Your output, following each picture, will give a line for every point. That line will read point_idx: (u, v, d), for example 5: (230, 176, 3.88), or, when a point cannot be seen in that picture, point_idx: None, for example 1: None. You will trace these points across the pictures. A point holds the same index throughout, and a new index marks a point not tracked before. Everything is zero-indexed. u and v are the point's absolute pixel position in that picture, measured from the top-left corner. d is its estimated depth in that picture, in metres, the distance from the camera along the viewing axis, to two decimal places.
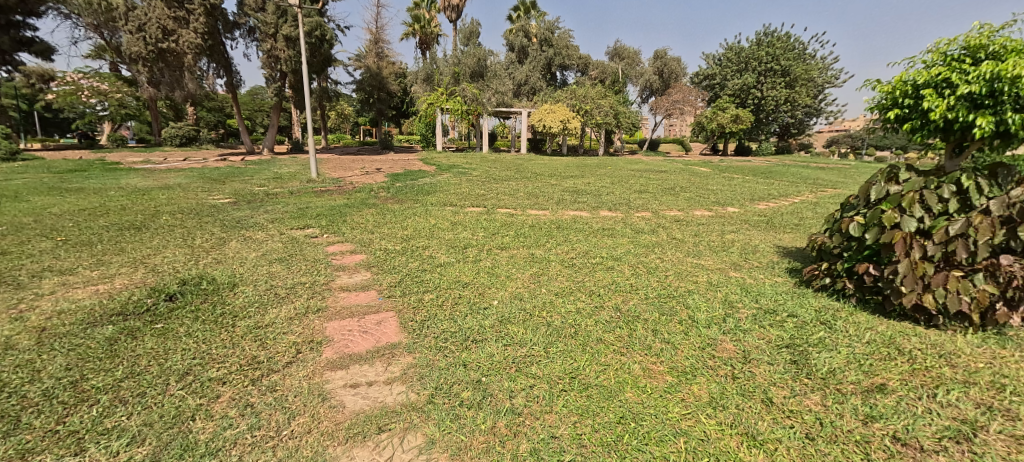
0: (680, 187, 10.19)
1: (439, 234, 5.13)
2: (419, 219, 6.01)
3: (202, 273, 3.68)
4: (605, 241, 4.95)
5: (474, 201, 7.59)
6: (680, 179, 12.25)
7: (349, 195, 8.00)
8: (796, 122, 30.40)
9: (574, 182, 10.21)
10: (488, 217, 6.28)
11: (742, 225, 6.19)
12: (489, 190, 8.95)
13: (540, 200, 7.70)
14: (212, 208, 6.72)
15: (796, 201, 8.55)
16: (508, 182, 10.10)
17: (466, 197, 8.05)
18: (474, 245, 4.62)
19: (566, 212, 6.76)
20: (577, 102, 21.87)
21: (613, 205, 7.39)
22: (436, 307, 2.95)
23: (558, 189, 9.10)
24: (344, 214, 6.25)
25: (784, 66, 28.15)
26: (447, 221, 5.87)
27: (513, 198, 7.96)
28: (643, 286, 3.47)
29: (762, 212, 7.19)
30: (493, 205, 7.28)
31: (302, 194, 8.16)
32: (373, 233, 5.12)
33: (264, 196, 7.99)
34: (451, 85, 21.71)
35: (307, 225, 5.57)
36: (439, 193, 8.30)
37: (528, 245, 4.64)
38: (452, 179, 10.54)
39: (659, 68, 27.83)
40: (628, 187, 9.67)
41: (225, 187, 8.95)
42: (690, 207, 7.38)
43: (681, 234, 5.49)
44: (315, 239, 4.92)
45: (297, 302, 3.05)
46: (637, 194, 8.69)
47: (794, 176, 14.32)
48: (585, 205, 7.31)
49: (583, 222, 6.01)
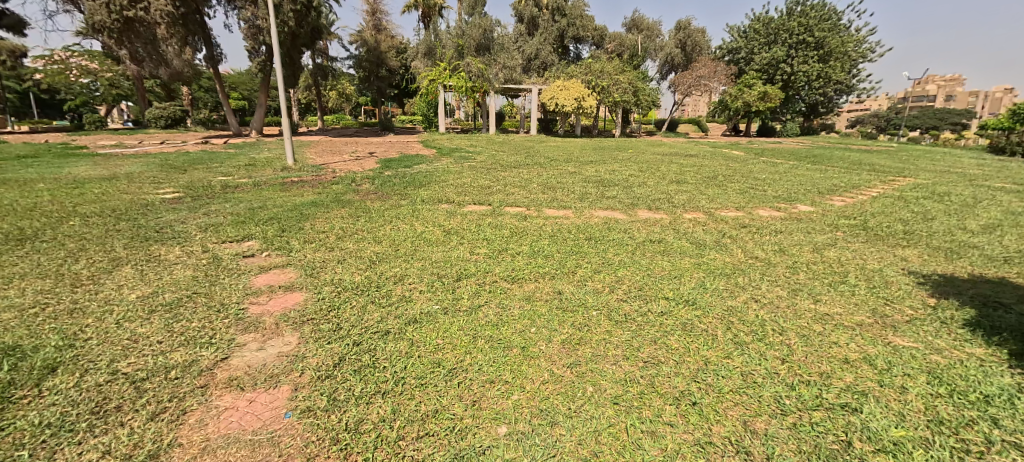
0: (722, 176, 8.58)
1: (425, 252, 3.64)
2: (402, 224, 4.52)
3: (19, 342, 2.23)
4: (664, 265, 3.43)
5: (475, 196, 6.10)
6: (716, 164, 10.62)
7: (324, 187, 6.53)
8: (828, 100, 28.15)
9: (596, 169, 8.67)
10: (494, 220, 4.77)
11: (834, 232, 4.59)
12: (494, 179, 7.47)
13: (560, 195, 6.17)
14: (144, 207, 5.32)
15: (875, 195, 6.91)
16: (517, 169, 8.57)
17: (465, 189, 6.56)
18: (473, 275, 3.12)
19: (596, 212, 5.23)
20: (593, 78, 19.94)
21: (651, 201, 5.85)
22: (389, 453, 1.50)
23: (577, 178, 7.55)
24: (304, 216, 4.79)
25: (818, 38, 25.75)
26: (439, 229, 4.36)
27: (523, 191, 6.45)
28: (764, 375, 1.97)
29: (846, 212, 5.57)
30: (499, 201, 5.79)
31: (268, 186, 6.70)
32: (333, 250, 3.66)
33: (221, 189, 6.54)
34: (454, 60, 19.88)
35: (249, 235, 4.13)
36: (431, 185, 6.80)
37: (554, 274, 3.16)
38: (451, 166, 9.02)
39: (682, 41, 25.79)
40: (662, 176, 8.08)
41: (182, 177, 7.56)
42: (753, 205, 5.79)
43: (763, 249, 3.93)
44: (248, 261, 3.47)
45: (123, 433, 1.60)
46: (676, 185, 7.15)
47: (844, 161, 12.57)
48: (616, 202, 5.77)
49: (622, 229, 4.49)
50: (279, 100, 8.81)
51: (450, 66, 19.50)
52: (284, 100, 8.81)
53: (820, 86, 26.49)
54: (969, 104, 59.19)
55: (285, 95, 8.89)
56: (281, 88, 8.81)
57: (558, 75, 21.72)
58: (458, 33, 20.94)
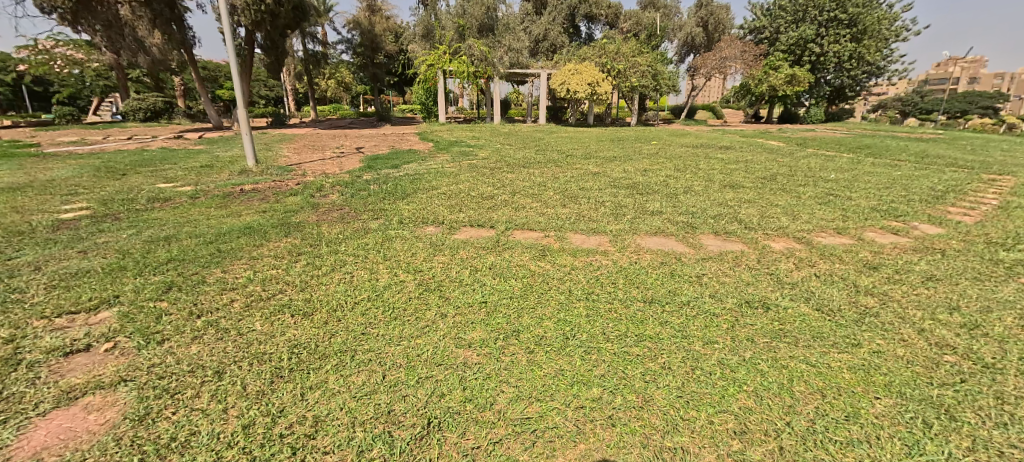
0: (779, 175, 7.00)
1: (380, 340, 2.13)
2: (362, 270, 3.02)
3: None
4: (812, 381, 1.86)
5: (472, 212, 4.57)
6: (762, 158, 9.03)
7: (278, 199, 5.01)
8: (859, 83, 26.10)
9: (625, 168, 7.11)
10: (500, 259, 3.23)
11: (1020, 281, 3.00)
12: (499, 184, 5.96)
13: (590, 210, 4.61)
14: (15, 235, 3.86)
15: (998, 204, 5.29)
16: (526, 169, 7.03)
17: (461, 200, 5.03)
18: (455, 420, 1.60)
19: (647, 242, 3.66)
20: (608, 60, 18.07)
21: (715, 220, 4.29)
22: None
23: (603, 182, 6.01)
24: (222, 254, 3.28)
25: (852, 15, 23.52)
26: (415, 281, 2.83)
27: (537, 203, 4.92)
28: None
29: (997, 238, 3.93)
30: (504, 220, 4.26)
31: (207, 198, 5.19)
32: (225, 340, 2.14)
33: (144, 203, 5.04)
34: (456, 42, 18.11)
35: (111, 298, 2.61)
36: (417, 194, 5.28)
37: (613, 415, 1.63)
38: (447, 165, 7.49)
39: (703, 19, 23.75)
40: (708, 177, 6.49)
41: (115, 185, 6.13)
42: (856, 226, 4.20)
43: (942, 325, 2.38)
44: (62, 369, 1.95)
45: None
46: (733, 191, 5.59)
47: (906, 152, 10.90)
48: (665, 221, 4.22)
49: (696, 277, 2.93)
50: (234, 84, 7.13)
51: (450, 50, 17.77)
52: (241, 85, 7.14)
53: (851, 68, 24.34)
54: (995, 87, 56.10)
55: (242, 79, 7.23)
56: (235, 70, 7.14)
57: (569, 58, 19.88)
58: (458, 13, 19.17)
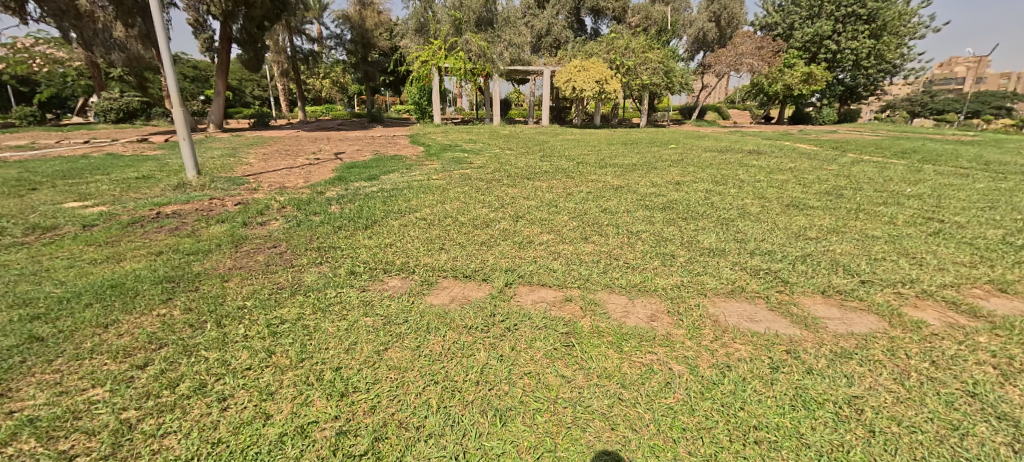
0: (844, 189, 5.69)
1: None
2: (250, 391, 1.71)
3: None
4: None
5: (460, 250, 3.25)
6: (806, 165, 7.72)
7: (200, 226, 3.72)
8: (877, 82, 24.82)
9: (652, 180, 5.78)
10: (498, 359, 1.92)
11: None
12: (498, 203, 4.63)
13: (624, 246, 3.31)
14: None
15: None
16: (530, 181, 5.72)
17: (446, 230, 3.73)
18: None
19: (736, 314, 2.32)
20: (617, 56, 16.75)
21: (810, 266, 2.96)
22: None
23: (630, 200, 4.72)
24: (30, 348, 1.96)
25: (871, 10, 22.20)
26: (337, 426, 1.52)
27: (549, 235, 3.61)
28: None
29: None
30: (505, 267, 2.94)
31: (106, 226, 3.87)
32: None
33: (19, 233, 3.75)
34: (451, 37, 16.82)
35: None
36: (388, 219, 3.99)
37: None
38: (436, 176, 6.19)
39: (716, 13, 22.52)
40: (759, 192, 5.19)
41: (9, 203, 4.82)
42: (1017, 277, 2.88)
43: None
44: None
45: None
46: (801, 214, 4.29)
47: (960, 158, 9.55)
48: (737, 269, 2.90)
49: (850, 409, 1.62)
50: (163, 71, 5.48)
51: (445, 45, 16.46)
52: (173, 72, 5.51)
53: (870, 65, 23.01)
54: (1002, 87, 54.79)
55: (174, 62, 5.55)
56: (164, 49, 5.44)
57: (574, 54, 18.55)
58: (455, 5, 17.54)
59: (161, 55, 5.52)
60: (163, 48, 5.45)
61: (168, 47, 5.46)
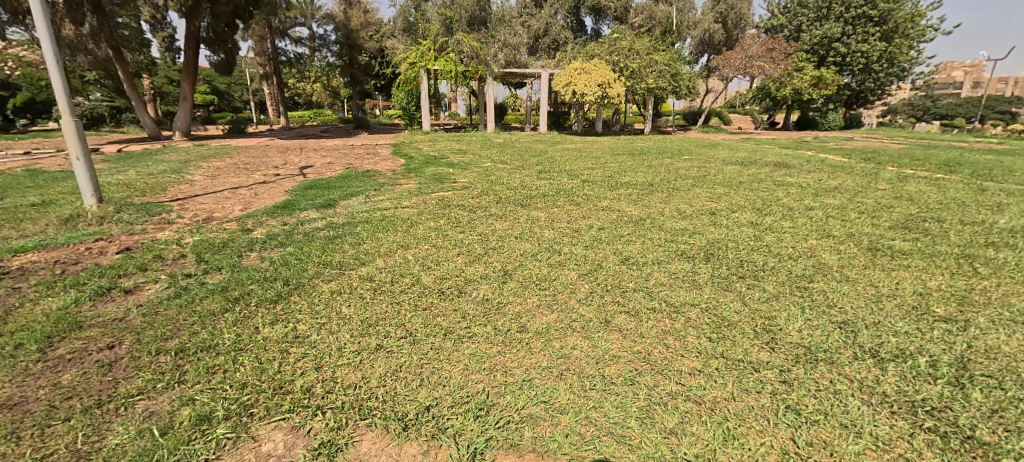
0: (920, 219, 4.50)
1: None
2: None
3: None
4: None
5: (410, 353, 2.01)
6: (851, 184, 6.53)
7: (27, 299, 2.48)
8: (886, 86, 23.84)
9: (679, 209, 4.60)
10: None
11: None
12: (479, 248, 3.41)
13: (668, 341, 2.09)
14: None
15: None
16: (525, 210, 4.54)
17: (396, 302, 2.51)
18: None
19: None
20: (621, 58, 15.62)
21: (1001, 397, 1.72)
22: None
23: (656, 241, 3.55)
24: None
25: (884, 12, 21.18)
26: None
27: (550, 314, 2.39)
28: None
29: None
30: (481, 403, 1.68)
31: None
32: None
33: None
34: (442, 37, 15.65)
35: None
36: (316, 280, 2.78)
37: None
38: (406, 201, 4.98)
39: (722, 14, 21.51)
40: (821, 228, 4.00)
41: None
42: None
43: None
44: None
45: None
46: (896, 267, 3.11)
47: (1011, 172, 8.44)
48: (881, 408, 1.66)
49: None
50: (48, 70, 4.28)
51: (435, 46, 15.25)
52: (61, 71, 4.29)
53: (883, 69, 21.97)
54: (1002, 91, 54.15)
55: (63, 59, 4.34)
56: (46, 40, 4.22)
57: (574, 56, 17.40)
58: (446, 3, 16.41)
59: (45, 49, 4.31)
60: (46, 38, 4.24)
61: (51, 39, 4.26)
